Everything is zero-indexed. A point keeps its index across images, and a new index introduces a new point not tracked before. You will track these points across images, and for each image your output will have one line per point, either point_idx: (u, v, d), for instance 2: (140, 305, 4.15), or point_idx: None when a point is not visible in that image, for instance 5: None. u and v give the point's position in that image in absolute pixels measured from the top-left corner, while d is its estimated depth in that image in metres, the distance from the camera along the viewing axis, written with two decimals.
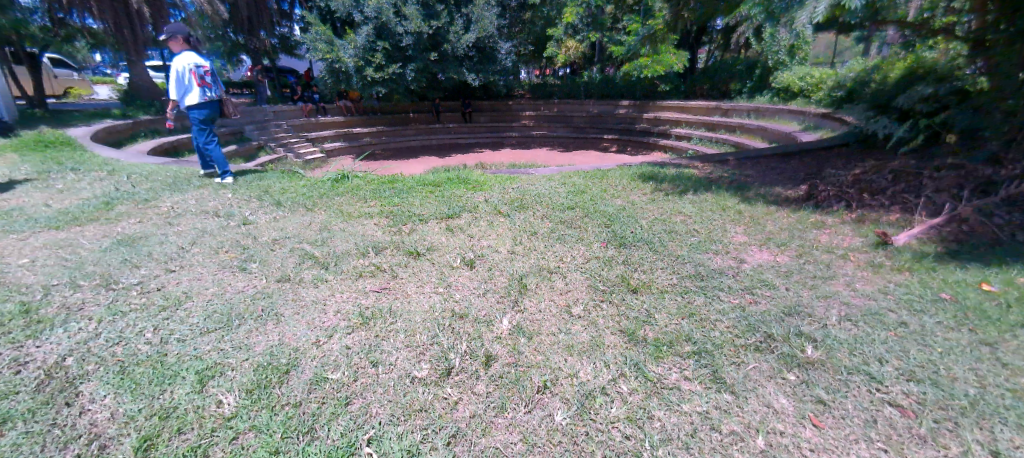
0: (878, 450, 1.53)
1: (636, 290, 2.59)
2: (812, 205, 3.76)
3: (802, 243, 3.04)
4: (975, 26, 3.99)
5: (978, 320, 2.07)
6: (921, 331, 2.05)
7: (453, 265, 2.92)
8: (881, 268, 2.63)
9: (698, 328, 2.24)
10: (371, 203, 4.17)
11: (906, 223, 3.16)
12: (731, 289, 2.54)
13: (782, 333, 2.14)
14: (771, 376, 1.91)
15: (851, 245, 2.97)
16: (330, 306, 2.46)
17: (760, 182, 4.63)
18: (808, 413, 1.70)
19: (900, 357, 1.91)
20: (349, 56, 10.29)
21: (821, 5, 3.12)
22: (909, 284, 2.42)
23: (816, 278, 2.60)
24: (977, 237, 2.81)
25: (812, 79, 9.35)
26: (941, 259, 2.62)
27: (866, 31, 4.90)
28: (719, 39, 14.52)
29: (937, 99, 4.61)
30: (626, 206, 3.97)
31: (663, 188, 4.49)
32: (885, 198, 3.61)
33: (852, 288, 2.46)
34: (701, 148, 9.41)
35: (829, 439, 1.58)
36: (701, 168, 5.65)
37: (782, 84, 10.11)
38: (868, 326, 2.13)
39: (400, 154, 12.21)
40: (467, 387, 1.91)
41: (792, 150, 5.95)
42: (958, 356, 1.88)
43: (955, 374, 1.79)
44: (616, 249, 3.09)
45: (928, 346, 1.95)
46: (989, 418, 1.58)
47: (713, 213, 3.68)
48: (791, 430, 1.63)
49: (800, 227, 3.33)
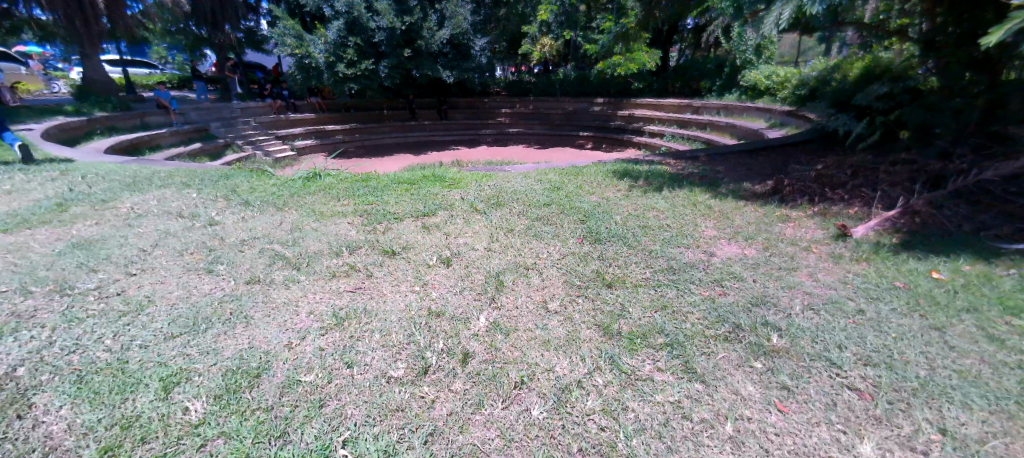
0: (837, 431, 1.61)
1: (611, 285, 2.63)
2: (778, 199, 3.90)
3: (767, 236, 3.15)
4: (925, 28, 4.21)
5: (929, 306, 2.20)
6: (878, 318, 2.16)
7: (430, 264, 2.90)
8: (841, 259, 2.76)
9: (670, 320, 2.29)
10: (345, 201, 4.09)
11: (863, 216, 3.31)
12: (701, 282, 2.61)
13: (749, 324, 2.21)
14: (739, 364, 1.98)
15: (814, 237, 3.10)
16: (302, 308, 2.41)
17: (729, 177, 4.77)
18: (773, 399, 1.78)
19: (859, 343, 2.01)
20: (320, 52, 10.05)
21: (786, 10, 3.23)
22: (866, 274, 2.55)
23: (781, 269, 2.70)
24: (929, 228, 2.97)
25: (778, 77, 9.68)
26: (896, 250, 2.77)
27: (827, 32, 5.09)
28: (690, 38, 14.84)
29: (893, 98, 4.83)
30: (601, 202, 4.02)
31: (638, 184, 4.57)
32: (845, 193, 3.77)
33: (814, 279, 2.57)
34: (674, 144, 9.62)
35: (792, 423, 1.65)
36: (673, 164, 5.78)
37: (749, 82, 10.43)
38: (829, 315, 2.23)
39: (374, 152, 11.98)
40: (444, 385, 1.91)
41: (758, 146, 6.16)
42: (910, 341, 1.99)
43: (908, 358, 1.89)
44: (592, 245, 3.13)
45: (884, 332, 2.06)
46: (937, 397, 1.68)
47: (685, 209, 3.76)
48: (758, 416, 1.70)
49: (766, 220, 3.45)
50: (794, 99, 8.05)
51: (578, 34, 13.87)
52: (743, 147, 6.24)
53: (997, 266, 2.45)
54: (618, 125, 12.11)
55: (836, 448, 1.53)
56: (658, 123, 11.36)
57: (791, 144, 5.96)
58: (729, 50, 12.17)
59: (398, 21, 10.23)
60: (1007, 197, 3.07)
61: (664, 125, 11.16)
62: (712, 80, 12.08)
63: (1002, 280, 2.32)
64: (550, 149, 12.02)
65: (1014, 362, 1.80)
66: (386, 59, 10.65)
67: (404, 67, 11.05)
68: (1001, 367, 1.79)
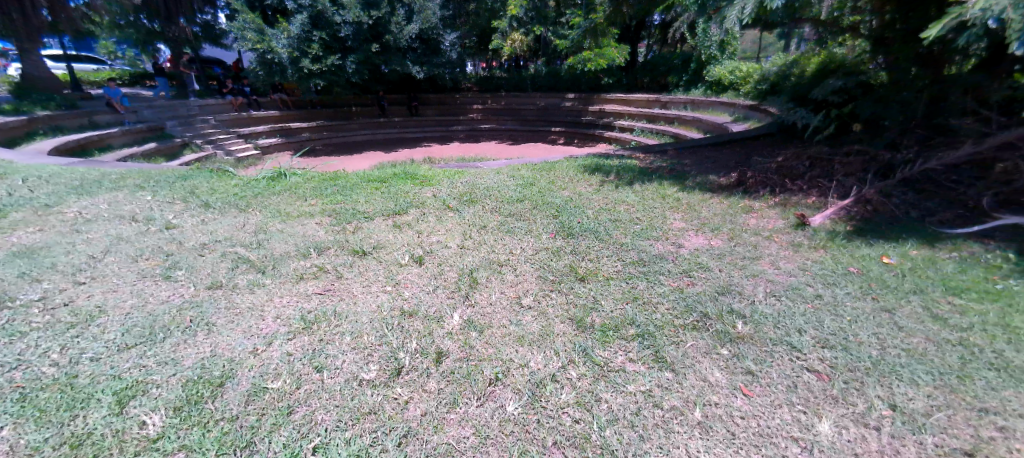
0: (798, 411, 1.68)
1: (584, 279, 2.66)
2: (742, 190, 4.03)
3: (732, 227, 3.25)
4: (875, 25, 4.42)
5: (880, 289, 2.32)
6: (835, 302, 2.27)
7: (402, 263, 2.85)
8: (800, 247, 2.87)
9: (641, 311, 2.34)
10: (312, 201, 3.98)
11: (821, 205, 3.47)
12: (671, 273, 2.66)
13: (716, 312, 2.28)
14: (707, 351, 2.04)
15: (775, 227, 3.22)
16: (269, 312, 2.33)
17: (696, 170, 4.90)
18: (739, 384, 1.84)
19: (817, 327, 2.10)
20: (282, 47, 9.66)
21: (748, 4, 3.31)
22: (823, 260, 2.67)
23: (745, 258, 2.79)
24: (881, 215, 3.13)
25: (740, 72, 10.00)
26: (850, 237, 2.91)
27: (785, 28, 5.28)
28: (657, 34, 15.14)
29: (846, 92, 5.06)
30: (573, 197, 4.05)
31: (609, 179, 4.63)
32: (804, 183, 3.94)
33: (776, 266, 2.67)
34: (643, 138, 9.80)
35: (756, 406, 1.71)
36: (643, 158, 5.88)
37: (714, 77, 10.73)
38: (790, 300, 2.32)
39: (343, 150, 11.68)
40: (418, 386, 1.88)
41: (723, 139, 6.35)
42: (864, 323, 2.09)
43: (861, 339, 1.99)
44: (564, 240, 3.15)
45: (840, 315, 2.16)
46: (887, 375, 1.78)
47: (654, 202, 3.84)
48: (725, 401, 1.75)
49: (731, 211, 3.56)
50: (756, 94, 8.33)
51: (549, 29, 13.92)
52: (710, 141, 6.42)
53: (941, 250, 2.61)
54: (589, 120, 12.21)
55: (797, 428, 1.60)
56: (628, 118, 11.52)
57: (755, 137, 6.17)
58: (695, 46, 12.50)
59: (364, 16, 10.03)
60: (949, 185, 3.27)
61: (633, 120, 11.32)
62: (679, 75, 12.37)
63: (944, 262, 2.47)
64: (522, 145, 12.01)
65: (955, 340, 1.92)
66: (353, 55, 10.37)
67: (372, 62, 10.79)
68: (944, 344, 1.91)
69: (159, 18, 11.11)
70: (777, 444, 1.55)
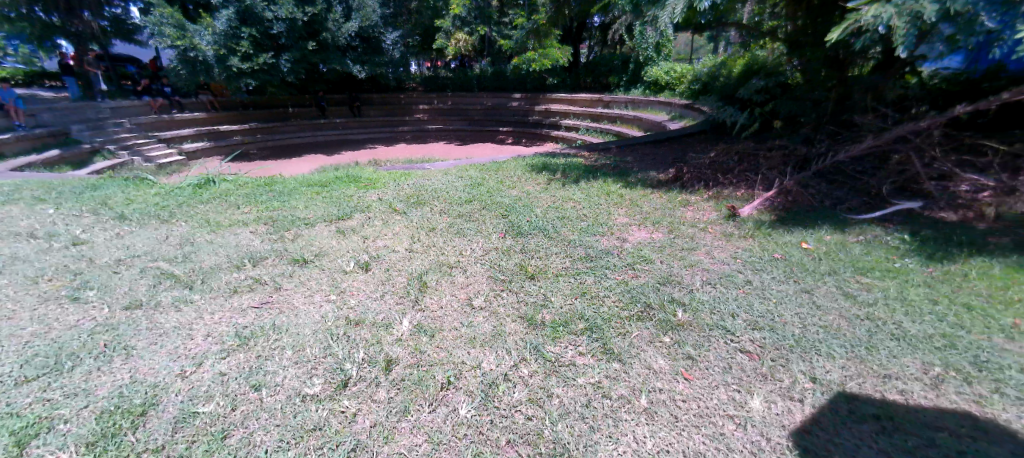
0: (733, 391, 1.80)
1: (534, 277, 2.69)
2: (680, 185, 4.26)
3: (671, 220, 3.42)
4: (789, 30, 4.82)
5: (801, 273, 2.54)
6: (762, 286, 2.45)
7: (346, 270, 2.74)
8: (733, 237, 3.07)
9: (589, 305, 2.40)
10: (245, 209, 3.73)
11: (749, 197, 3.73)
12: (616, 267, 2.76)
13: (658, 302, 2.39)
14: (651, 340, 2.13)
15: (710, 218, 3.43)
16: (197, 331, 2.15)
17: (639, 167, 5.11)
18: (680, 369, 1.94)
19: (748, 310, 2.26)
20: (207, 44, 9.01)
21: (680, 5, 3.45)
22: (752, 248, 2.87)
23: (684, 249, 2.95)
24: (801, 205, 3.42)
25: (675, 73, 10.57)
26: (775, 225, 3.16)
27: (713, 31, 5.63)
28: (598, 35, 15.60)
29: (768, 92, 5.49)
30: (521, 196, 4.08)
31: (556, 177, 4.72)
32: (734, 177, 4.22)
33: (711, 256, 2.84)
34: (588, 137, 10.08)
35: (696, 389, 1.81)
36: (589, 157, 6.06)
37: (652, 77, 11.26)
38: (723, 287, 2.48)
39: (280, 154, 11.06)
40: (366, 396, 1.82)
41: (661, 137, 6.67)
42: (787, 304, 2.28)
43: (786, 319, 2.16)
44: (514, 239, 3.16)
45: (767, 298, 2.34)
46: (808, 351, 1.94)
47: (600, 199, 3.95)
48: (668, 387, 1.84)
49: (671, 206, 3.75)
50: (690, 93, 8.82)
51: (492, 29, 13.94)
52: (652, 138, 6.72)
53: (851, 234, 2.90)
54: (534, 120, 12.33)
55: (733, 407, 1.71)
56: (572, 117, 11.76)
57: (691, 134, 6.53)
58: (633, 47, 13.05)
59: (299, 12, 9.58)
60: (856, 175, 3.64)
61: (578, 119, 11.58)
62: (620, 75, 12.87)
63: (854, 245, 2.74)
64: (472, 145, 11.94)
65: (863, 314, 2.14)
66: (288, 53, 9.88)
67: (308, 61, 10.35)
68: (853, 319, 2.12)
69: (59, 11, 9.95)
70: (716, 422, 1.65)
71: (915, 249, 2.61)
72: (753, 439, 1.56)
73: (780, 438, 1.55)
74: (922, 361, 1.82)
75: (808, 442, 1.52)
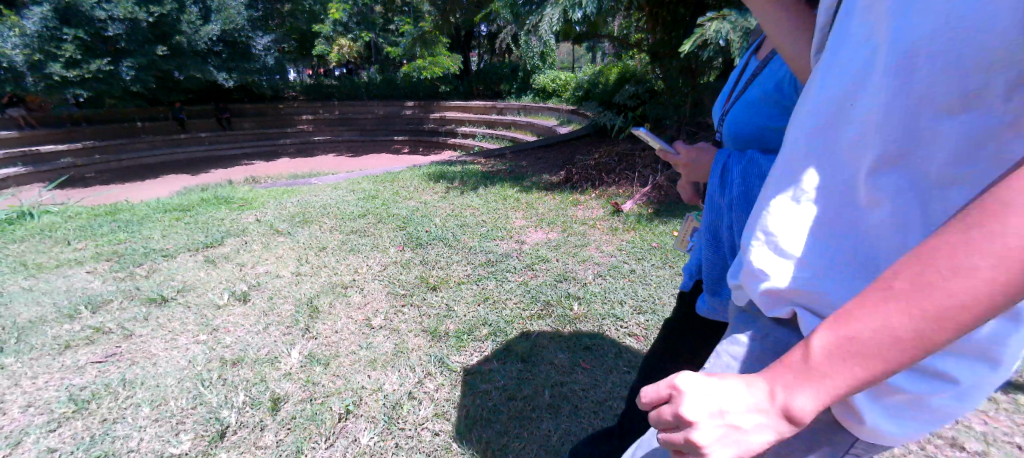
0: (624, 373, 1.99)
1: (436, 288, 2.64)
2: (571, 186, 4.55)
3: (564, 219, 3.63)
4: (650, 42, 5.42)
5: (675, 257, 2.86)
6: (645, 273, 2.71)
7: (219, 304, 2.42)
8: (618, 231, 3.35)
9: (492, 310, 2.43)
10: (79, 245, 3.12)
11: (630, 193, 4.12)
12: (517, 268, 2.83)
13: (556, 298, 2.50)
14: (552, 336, 2.23)
15: (598, 215, 3.71)
16: (13, 405, 1.74)
17: (533, 171, 5.34)
18: (579, 360, 2.06)
19: (634, 296, 2.48)
20: (13, 47, 7.45)
21: (556, 14, 3.68)
22: (635, 240, 3.15)
23: (576, 246, 3.14)
24: (672, 197, 3.86)
25: (560, 81, 11.30)
26: (652, 217, 3.51)
27: (590, 41, 6.10)
28: (485, 44, 15.77)
29: (639, 97, 6.12)
30: (420, 207, 3.99)
31: (454, 185, 4.71)
32: (617, 175, 4.60)
33: (601, 250, 3.07)
34: (484, 144, 10.28)
35: (593, 377, 1.95)
36: (486, 163, 6.17)
37: (540, 85, 11.88)
38: (612, 278, 2.69)
39: (129, 177, 9.55)
40: (250, 443, 1.63)
41: (553, 141, 7.04)
42: (665, 286, 2.55)
43: (665, 300, 2.42)
44: (414, 250, 3.11)
45: (649, 283, 2.60)
46: None
47: (498, 204, 4.04)
48: (569, 379, 1.95)
49: (563, 206, 3.97)
50: (574, 99, 9.43)
51: (377, 36, 13.56)
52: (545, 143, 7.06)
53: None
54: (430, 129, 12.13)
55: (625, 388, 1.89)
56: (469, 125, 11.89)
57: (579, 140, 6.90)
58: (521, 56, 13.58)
59: (140, 11, 8.11)
60: None
61: (474, 127, 11.73)
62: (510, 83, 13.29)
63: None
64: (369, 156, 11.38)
65: None
66: (130, 58, 8.51)
67: (158, 68, 9.07)
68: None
69: None
70: (610, 406, 1.80)
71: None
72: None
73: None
74: None
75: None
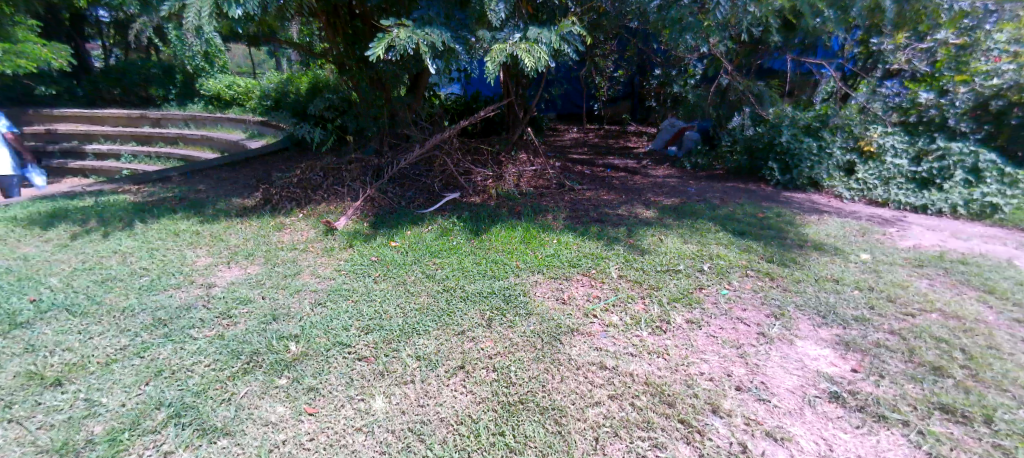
0: (358, 401, 1.90)
1: (60, 382, 1.93)
2: (269, 209, 4.54)
3: (267, 249, 3.57)
4: (323, 53, 5.48)
5: (392, 267, 3.23)
6: (367, 289, 2.89)
7: None
8: (334, 251, 3.53)
9: (168, 385, 1.95)
10: None
11: (340, 210, 4.45)
12: (204, 323, 2.46)
13: (266, 345, 2.26)
14: (263, 392, 1.93)
15: (309, 237, 3.85)
16: None
17: (215, 198, 4.99)
18: (304, 407, 1.84)
19: (358, 317, 2.56)
20: None
21: (205, 5, 3.31)
22: (351, 258, 3.38)
23: (286, 277, 3.08)
24: (385, 208, 4.48)
25: (239, 88, 9.47)
26: (366, 231, 3.92)
27: (269, 44, 5.61)
28: (112, 33, 10.10)
29: (331, 111, 6.32)
30: (12, 266, 3.11)
31: (77, 229, 3.92)
32: (324, 192, 4.85)
33: (316, 275, 3.12)
34: (137, 166, 7.39)
35: (322, 420, 1.77)
36: (136, 193, 5.28)
37: (211, 91, 9.55)
38: (335, 303, 2.72)
39: None
40: None
41: (235, 158, 6.64)
42: (389, 298, 2.79)
43: (391, 314, 2.61)
44: (10, 358, 2.08)
45: (372, 299, 2.77)
46: (408, 334, 2.40)
47: (164, 242, 3.66)
48: (292, 432, 1.70)
49: (263, 233, 3.93)
50: (259, 108, 8.11)
51: None
52: (239, 175, 6.03)
53: (423, 225, 4.06)
54: None
55: (358, 418, 1.79)
56: (104, 141, 8.36)
57: (282, 159, 6.63)
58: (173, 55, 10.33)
59: None
60: (416, 178, 4.99)
61: (118, 143, 8.31)
62: (163, 89, 9.60)
63: (428, 235, 3.82)
64: None
65: (443, 289, 2.89)
66: None
67: None
68: (437, 293, 2.84)
69: None
70: (345, 444, 1.65)
71: (470, 234, 3.83)
72: (381, 438, 1.68)
73: (398, 425, 1.75)
74: (478, 311, 2.64)
75: (421, 416, 1.81)
